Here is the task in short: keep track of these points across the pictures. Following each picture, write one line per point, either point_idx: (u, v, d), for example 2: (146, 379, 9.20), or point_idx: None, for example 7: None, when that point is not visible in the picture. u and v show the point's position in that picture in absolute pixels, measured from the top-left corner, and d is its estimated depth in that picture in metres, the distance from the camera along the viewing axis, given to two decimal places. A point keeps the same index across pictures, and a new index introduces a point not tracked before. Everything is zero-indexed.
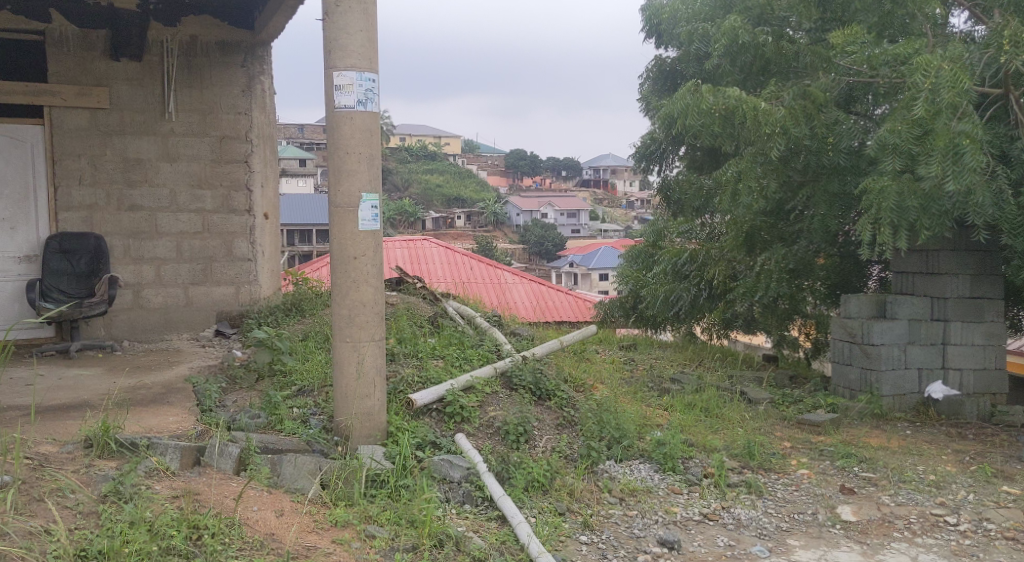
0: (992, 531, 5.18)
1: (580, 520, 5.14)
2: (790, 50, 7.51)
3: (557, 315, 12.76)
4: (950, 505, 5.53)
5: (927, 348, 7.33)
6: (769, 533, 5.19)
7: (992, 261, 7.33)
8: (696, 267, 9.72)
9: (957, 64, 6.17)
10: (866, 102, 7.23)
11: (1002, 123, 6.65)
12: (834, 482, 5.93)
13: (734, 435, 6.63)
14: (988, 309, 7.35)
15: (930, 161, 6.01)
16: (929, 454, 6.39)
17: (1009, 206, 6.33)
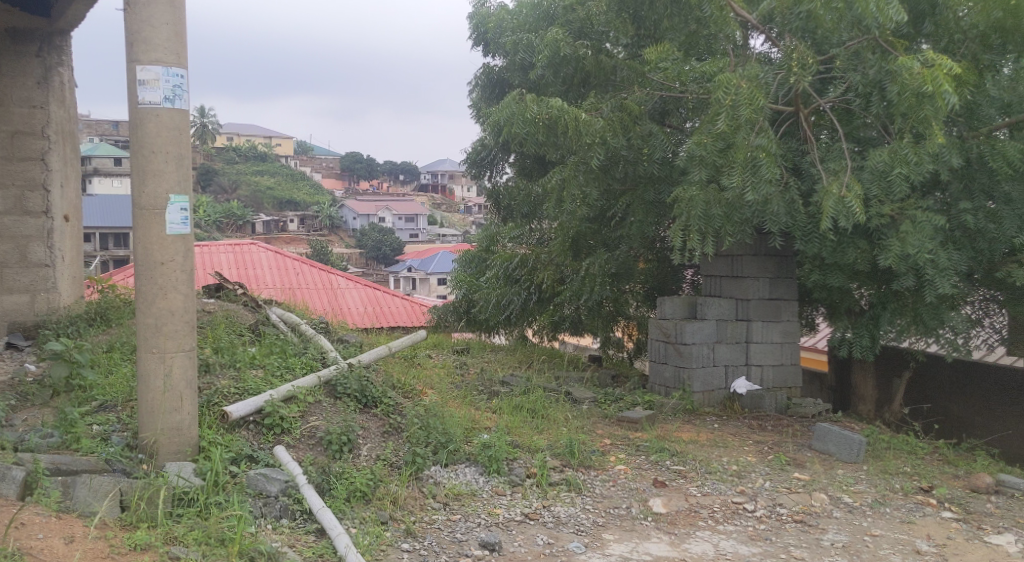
0: (784, 515, 5.65)
1: (403, 527, 5.10)
2: (608, 65, 7.76)
3: (391, 321, 12.65)
4: (749, 493, 5.96)
5: (733, 346, 7.85)
6: (585, 529, 5.37)
7: (789, 264, 7.95)
8: (526, 271, 9.91)
9: (754, 82, 6.62)
10: (679, 115, 7.69)
11: (794, 138, 7.27)
12: (647, 476, 6.23)
13: (557, 434, 6.81)
14: (785, 309, 7.96)
15: (731, 174, 6.52)
16: (733, 445, 6.87)
17: (800, 214, 6.94)
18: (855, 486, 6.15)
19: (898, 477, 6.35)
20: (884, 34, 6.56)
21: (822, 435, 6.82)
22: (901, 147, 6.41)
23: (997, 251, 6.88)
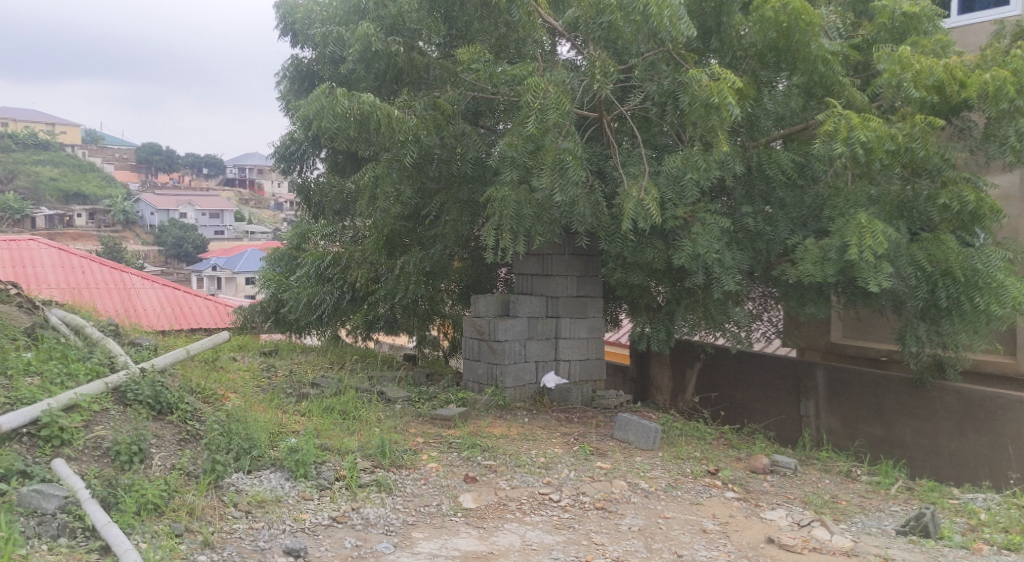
0: (587, 503, 5.90)
1: (200, 538, 4.82)
2: (421, 63, 7.71)
3: (193, 323, 11.99)
4: (555, 483, 6.18)
5: (543, 342, 8.09)
6: (395, 529, 5.33)
7: (594, 263, 8.31)
8: (338, 270, 9.64)
9: (560, 87, 6.85)
10: (491, 117, 7.84)
11: (598, 143, 7.64)
12: (458, 473, 6.29)
13: (369, 434, 6.71)
14: (591, 305, 8.30)
15: (541, 175, 6.73)
16: (541, 438, 7.08)
17: (604, 216, 7.31)
18: (651, 472, 6.54)
19: (689, 462, 6.83)
20: (676, 47, 6.99)
21: (622, 424, 7.19)
22: (692, 154, 6.90)
23: (774, 251, 7.56)
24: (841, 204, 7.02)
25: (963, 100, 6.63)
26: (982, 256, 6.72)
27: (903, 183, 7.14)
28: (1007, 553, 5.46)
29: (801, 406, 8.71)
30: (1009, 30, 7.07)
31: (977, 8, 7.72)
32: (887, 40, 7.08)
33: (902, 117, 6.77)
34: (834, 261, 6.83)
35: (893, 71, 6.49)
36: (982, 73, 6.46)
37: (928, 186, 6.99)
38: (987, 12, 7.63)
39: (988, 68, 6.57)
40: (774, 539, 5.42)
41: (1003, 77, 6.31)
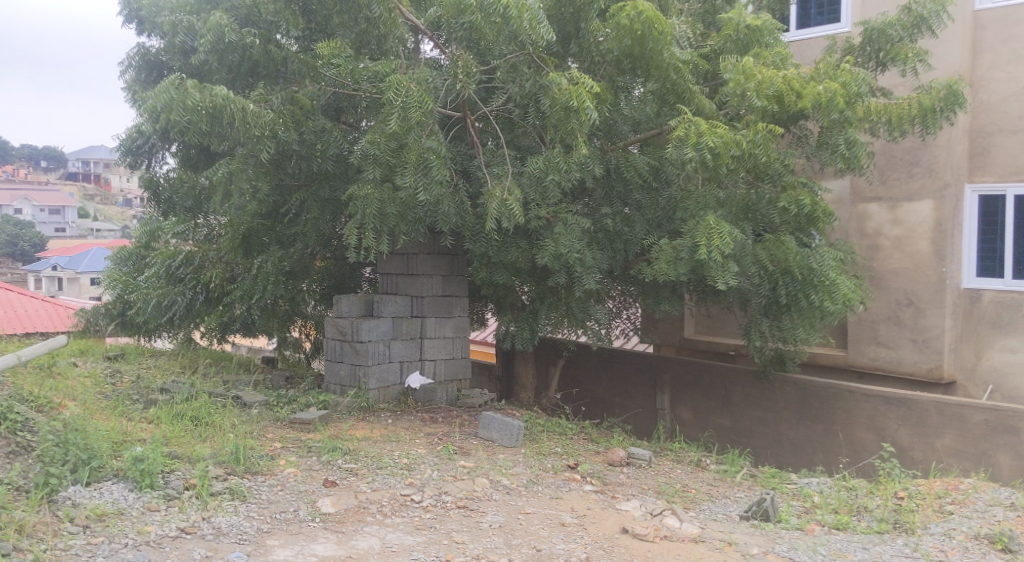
0: (449, 503, 5.91)
1: (31, 558, 4.49)
2: (278, 56, 7.46)
3: (29, 327, 11.16)
4: (417, 484, 6.14)
5: (408, 342, 8.02)
6: (248, 537, 5.14)
7: (459, 262, 8.31)
8: (192, 270, 9.26)
9: (423, 85, 6.81)
10: (354, 113, 7.70)
11: (462, 142, 7.64)
12: (317, 477, 6.14)
13: (222, 441, 6.45)
14: (456, 305, 8.30)
15: (404, 173, 6.67)
16: (404, 439, 7.02)
17: (469, 215, 7.35)
18: (512, 468, 6.62)
19: (550, 457, 6.97)
20: (537, 50, 7.11)
21: (486, 423, 7.24)
22: (553, 155, 7.04)
23: (631, 251, 7.86)
24: (692, 206, 7.36)
25: (800, 110, 7.09)
26: (816, 257, 7.24)
27: (747, 187, 7.57)
28: (836, 532, 5.90)
29: (656, 400, 9.10)
30: (839, 45, 7.61)
31: (813, 24, 8.28)
32: (733, 50, 7.47)
33: (747, 125, 7.15)
34: (686, 260, 7.14)
35: (738, 81, 6.89)
36: (816, 85, 6.93)
37: (770, 190, 7.45)
38: (821, 28, 8.20)
39: (821, 80, 7.05)
40: (627, 529, 5.61)
41: (834, 90, 6.80)
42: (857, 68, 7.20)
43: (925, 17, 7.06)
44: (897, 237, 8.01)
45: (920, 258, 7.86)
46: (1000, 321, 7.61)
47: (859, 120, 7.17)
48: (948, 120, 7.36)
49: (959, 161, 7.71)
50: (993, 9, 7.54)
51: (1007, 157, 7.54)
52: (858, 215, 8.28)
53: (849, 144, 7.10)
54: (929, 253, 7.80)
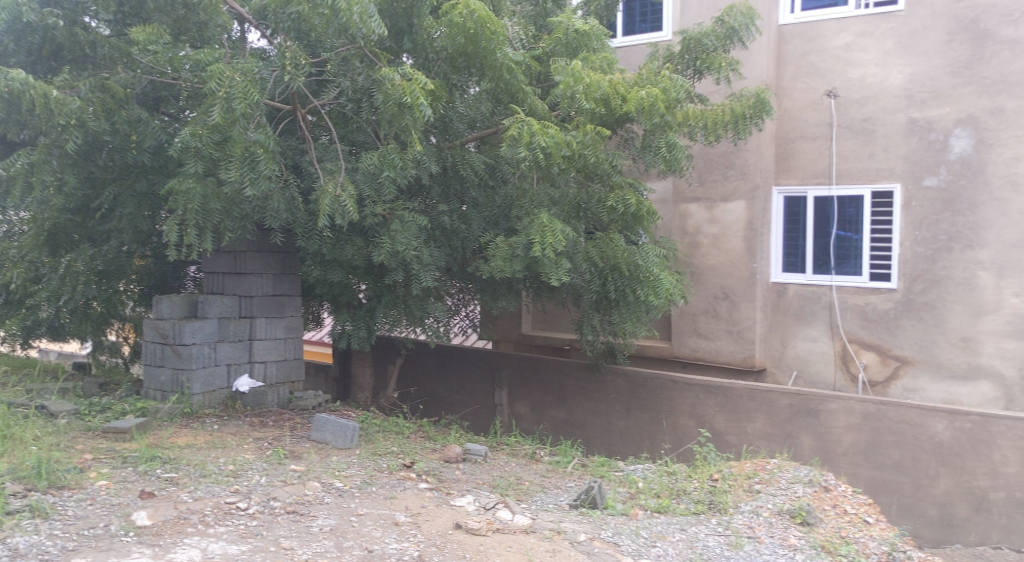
0: (277, 508, 5.71)
1: None
2: (86, 39, 6.94)
3: None
4: (244, 491, 5.91)
5: (236, 344, 7.67)
6: (50, 557, 4.76)
7: (291, 260, 8.07)
8: None
9: (248, 76, 6.54)
10: (174, 104, 7.30)
11: (292, 136, 7.41)
12: (133, 489, 5.77)
13: (23, 454, 5.93)
14: (288, 304, 8.06)
15: (229, 167, 6.37)
16: (231, 445, 6.73)
17: (300, 211, 7.12)
18: (346, 470, 6.50)
19: (384, 457, 6.90)
20: (368, 44, 7.03)
21: (319, 424, 7.07)
22: (388, 151, 6.97)
23: (468, 248, 7.87)
24: (527, 205, 7.50)
25: (625, 113, 7.38)
26: (642, 254, 7.56)
27: (578, 186, 7.80)
28: (657, 515, 6.22)
29: (495, 396, 9.24)
30: (661, 52, 8.00)
31: (637, 31, 8.67)
32: (562, 53, 7.68)
33: (576, 126, 7.37)
34: (521, 257, 7.27)
35: (567, 84, 7.13)
36: (639, 89, 7.26)
37: (599, 189, 7.71)
38: (644, 36, 8.60)
39: (644, 85, 7.39)
40: (460, 524, 5.63)
41: (655, 95, 7.14)
42: (676, 75, 7.64)
43: (736, 29, 7.58)
44: (714, 235, 8.54)
45: (734, 255, 8.43)
46: (802, 313, 8.29)
47: (677, 124, 7.59)
48: (757, 126, 7.92)
49: (767, 165, 8.32)
50: (795, 24, 8.17)
51: (808, 161, 8.21)
52: (680, 215, 8.76)
53: (669, 147, 7.50)
54: (742, 250, 8.38)
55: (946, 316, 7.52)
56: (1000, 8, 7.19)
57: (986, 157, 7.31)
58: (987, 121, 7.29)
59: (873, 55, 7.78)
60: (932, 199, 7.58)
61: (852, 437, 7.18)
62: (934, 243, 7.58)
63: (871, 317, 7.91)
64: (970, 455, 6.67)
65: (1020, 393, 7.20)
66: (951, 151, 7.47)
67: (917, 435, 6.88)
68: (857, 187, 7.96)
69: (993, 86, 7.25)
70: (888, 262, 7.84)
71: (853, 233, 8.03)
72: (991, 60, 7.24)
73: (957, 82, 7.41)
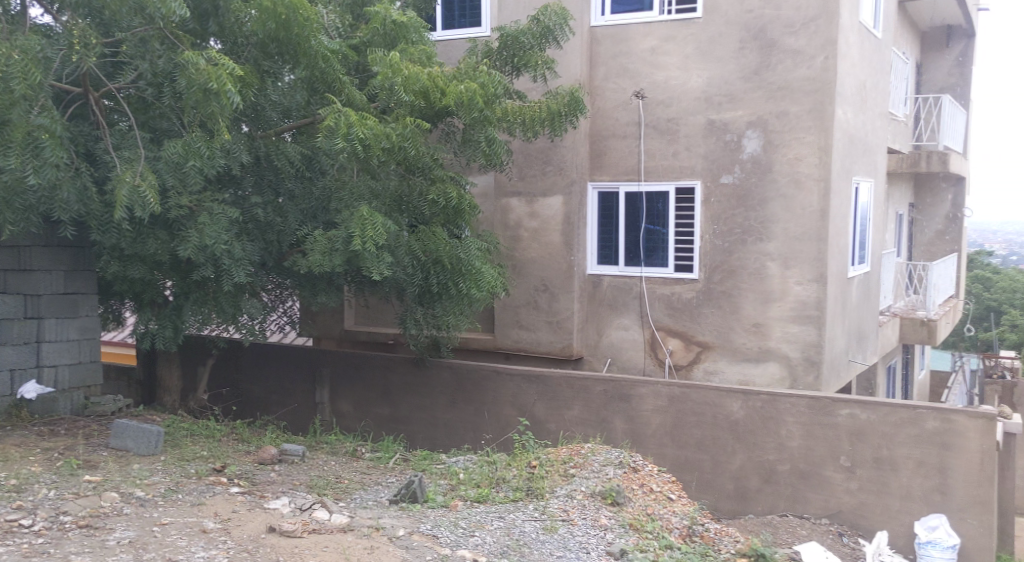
0: (67, 523, 5.27)
1: None
2: None
3: None
4: (28, 507, 5.40)
5: (20, 348, 7.02)
6: None
7: (85, 256, 7.47)
8: None
9: (30, 54, 5.97)
10: None
11: (84, 121, 6.88)
12: None
13: None
14: (83, 303, 7.47)
15: (8, 154, 5.78)
16: (15, 458, 6.15)
17: (94, 203, 6.59)
18: (148, 478, 6.11)
19: (193, 462, 6.55)
20: (169, 26, 6.62)
21: (119, 431, 6.61)
22: (193, 140, 6.58)
23: (285, 242, 7.58)
24: (346, 197, 7.30)
25: (445, 106, 7.39)
26: (464, 247, 7.61)
27: (399, 179, 7.61)
28: (477, 505, 6.29)
29: (316, 395, 9.05)
30: (479, 48, 8.08)
31: (456, 26, 8.72)
32: (380, 44, 7.59)
33: (395, 118, 7.29)
34: (341, 251, 7.10)
35: (385, 75, 7.00)
36: (458, 84, 7.28)
37: (421, 182, 7.61)
38: (463, 30, 8.66)
39: (462, 80, 7.42)
40: (273, 527, 5.42)
41: (474, 89, 7.18)
42: (494, 71, 7.73)
43: (551, 28, 7.79)
44: (533, 228, 8.75)
45: (552, 248, 8.68)
46: (615, 302, 8.74)
47: (497, 119, 7.68)
48: (572, 123, 8.16)
49: (582, 161, 8.62)
50: (605, 26, 8.52)
51: (620, 159, 8.60)
52: (501, 209, 8.91)
53: (488, 142, 7.62)
54: (559, 243, 8.64)
55: (741, 303, 8.15)
56: (783, 20, 7.82)
57: (773, 156, 7.95)
58: (774, 123, 7.94)
59: (675, 59, 8.25)
60: (728, 196, 8.16)
61: (660, 419, 7.61)
62: (731, 236, 8.17)
63: (676, 305, 8.46)
64: (761, 431, 7.25)
65: (802, 373, 7.92)
66: (744, 150, 8.06)
67: (715, 415, 7.41)
68: (663, 184, 8.44)
69: (778, 92, 7.89)
70: (690, 254, 8.38)
71: (661, 226, 8.52)
72: (776, 68, 7.88)
73: (748, 87, 8.00)
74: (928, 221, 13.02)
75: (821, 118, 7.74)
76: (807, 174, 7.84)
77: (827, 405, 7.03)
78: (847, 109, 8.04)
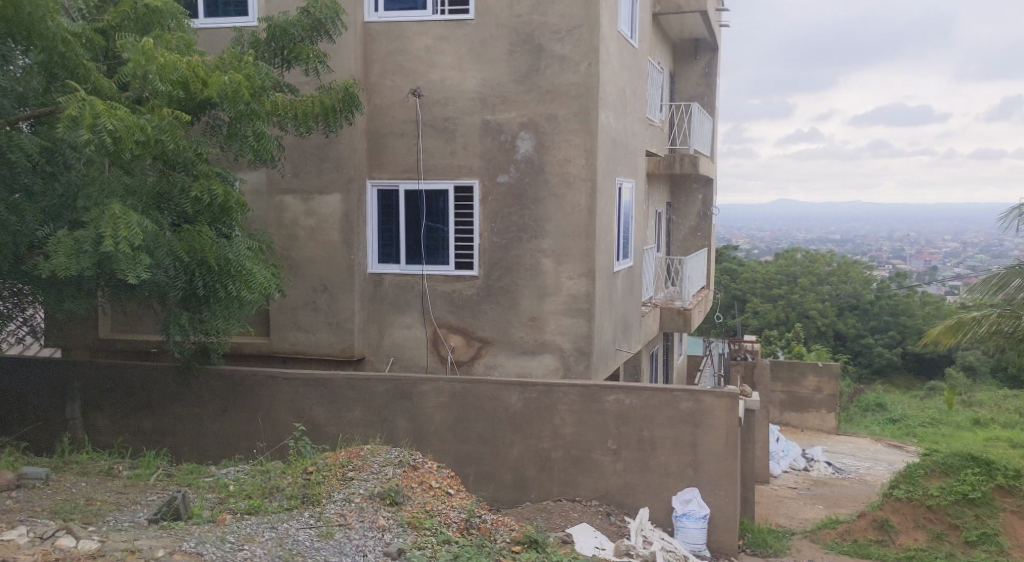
0: None
1: None
2: None
3: None
4: None
5: None
6: None
7: None
8: None
9: None
10: None
11: None
12: None
13: None
14: None
15: None
16: None
17: None
18: None
19: None
20: None
21: None
22: None
23: (21, 244, 6.78)
24: (96, 195, 6.62)
25: (206, 98, 6.97)
26: (233, 247, 7.28)
27: (158, 176, 7.06)
28: (247, 517, 6.02)
29: (66, 410, 8.23)
30: (245, 38, 7.73)
31: (220, 14, 8.28)
32: (131, 29, 7.08)
33: (151, 109, 6.71)
34: (89, 254, 6.47)
35: (137, 62, 6.45)
36: (221, 74, 6.90)
37: (182, 178, 7.10)
38: (228, 19, 8.24)
39: (226, 70, 7.06)
40: None
41: (238, 81, 6.84)
42: (261, 63, 7.41)
43: (322, 21, 7.62)
44: (311, 227, 8.50)
45: (330, 247, 8.49)
46: (397, 301, 8.71)
47: (266, 113, 7.37)
48: (347, 120, 8.03)
49: (360, 158, 8.49)
50: (379, 22, 8.44)
51: (397, 157, 8.56)
52: (275, 207, 8.58)
53: (256, 137, 7.21)
54: (338, 242, 8.46)
55: (518, 299, 8.42)
56: (550, 26, 8.16)
57: (544, 157, 8.28)
58: (544, 125, 8.26)
59: (450, 59, 8.35)
60: (504, 194, 8.39)
61: (441, 415, 7.68)
62: (507, 234, 8.41)
63: (456, 302, 8.58)
64: (537, 421, 7.53)
65: (575, 363, 8.33)
66: (518, 151, 8.32)
67: (494, 408, 7.59)
68: (442, 182, 8.51)
69: (548, 95, 8.23)
70: (470, 252, 8.52)
71: (441, 224, 8.59)
72: (545, 72, 8.21)
73: (520, 89, 8.27)
74: (682, 219, 14.16)
75: (587, 122, 8.16)
76: (576, 174, 8.24)
77: (596, 393, 7.42)
78: (609, 113, 8.54)
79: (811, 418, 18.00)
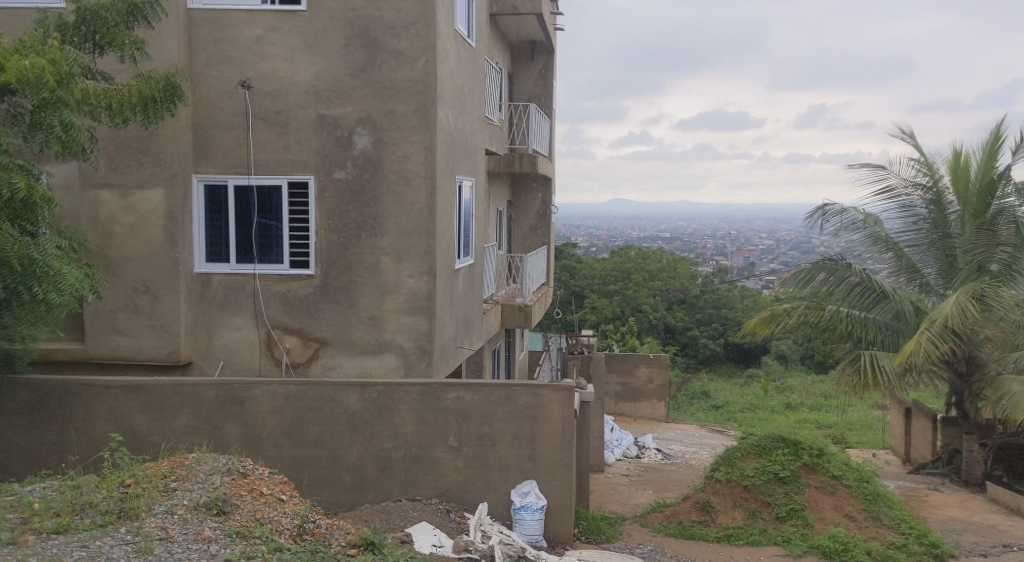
0: None
1: None
2: None
3: None
4: None
5: None
6: None
7: None
8: None
9: None
10: None
11: None
12: None
13: None
14: None
15: None
16: None
17: None
18: None
19: None
20: None
21: None
22: None
23: None
24: None
25: (4, 85, 6.38)
26: (38, 246, 6.67)
27: None
28: (53, 537, 5.56)
29: None
30: (51, 20, 7.16)
31: None
32: None
33: None
34: None
35: None
36: (21, 59, 6.35)
37: None
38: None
39: (27, 54, 6.50)
40: None
41: (41, 66, 6.30)
42: (69, 47, 6.87)
43: (139, 6, 7.18)
44: (130, 224, 8.00)
45: (152, 245, 8.01)
46: (227, 301, 8.35)
47: (75, 102, 6.84)
48: (169, 111, 7.59)
49: (185, 152, 8.07)
50: (203, 9, 8.04)
51: (225, 151, 8.20)
52: (89, 202, 8.02)
53: (64, 128, 6.64)
54: (161, 240, 8.01)
55: (357, 298, 8.28)
56: (386, 21, 8.07)
57: (382, 153, 8.18)
58: (382, 121, 8.16)
59: (281, 50, 8.08)
60: (341, 191, 8.22)
61: (275, 420, 7.43)
62: (344, 232, 8.25)
63: (292, 302, 8.33)
64: (375, 421, 7.43)
65: (415, 361, 8.28)
66: (354, 146, 8.17)
67: (331, 409, 7.42)
68: (275, 177, 8.24)
69: (385, 91, 8.13)
70: (306, 249, 8.30)
71: (275, 221, 8.32)
72: (382, 67, 8.11)
73: (356, 84, 8.13)
74: (522, 217, 14.43)
75: (425, 119, 8.13)
76: (415, 171, 8.20)
77: (437, 391, 7.42)
78: (448, 111, 8.56)
79: (643, 407, 18.86)
